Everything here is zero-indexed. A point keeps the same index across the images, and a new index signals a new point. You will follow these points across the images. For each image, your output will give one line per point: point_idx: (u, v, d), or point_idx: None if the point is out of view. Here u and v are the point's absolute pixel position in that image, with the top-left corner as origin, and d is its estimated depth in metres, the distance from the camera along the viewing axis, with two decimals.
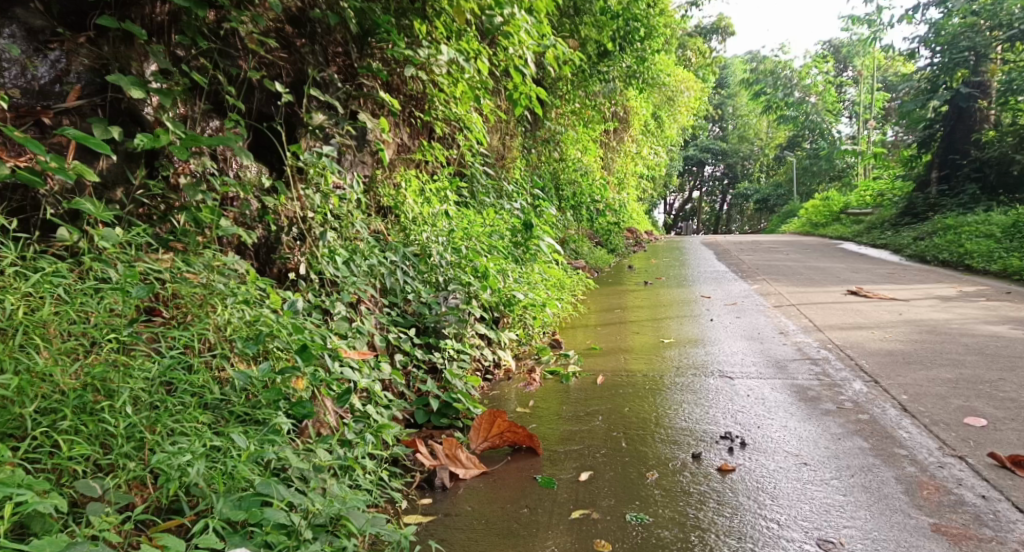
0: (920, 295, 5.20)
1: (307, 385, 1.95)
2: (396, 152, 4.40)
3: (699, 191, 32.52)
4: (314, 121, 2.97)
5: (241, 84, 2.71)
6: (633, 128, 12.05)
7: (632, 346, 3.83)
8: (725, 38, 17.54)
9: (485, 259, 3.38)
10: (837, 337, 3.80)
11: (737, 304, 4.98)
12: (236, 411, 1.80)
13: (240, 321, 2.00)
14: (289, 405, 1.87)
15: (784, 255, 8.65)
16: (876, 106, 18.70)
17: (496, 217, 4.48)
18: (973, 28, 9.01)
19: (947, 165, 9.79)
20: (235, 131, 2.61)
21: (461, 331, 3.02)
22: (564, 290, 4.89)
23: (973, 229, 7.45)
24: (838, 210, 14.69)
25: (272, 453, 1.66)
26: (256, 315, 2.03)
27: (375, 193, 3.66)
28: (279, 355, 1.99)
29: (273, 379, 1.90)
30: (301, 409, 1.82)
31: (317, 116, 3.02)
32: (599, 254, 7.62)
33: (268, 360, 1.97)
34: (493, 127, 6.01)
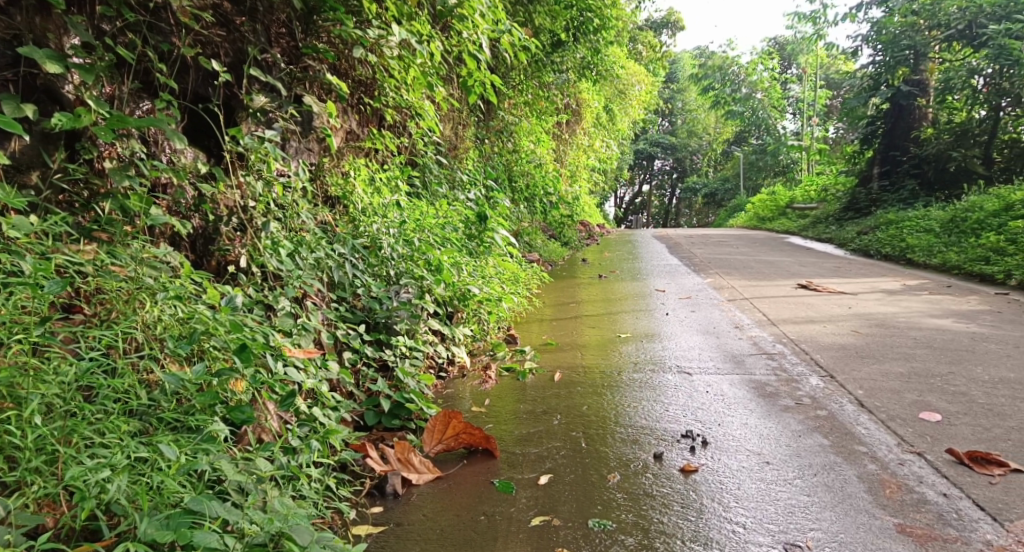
0: (867, 288, 5.29)
1: (247, 388, 1.79)
2: (345, 140, 4.23)
3: (648, 185, 32.90)
4: (256, 104, 2.79)
5: (173, 63, 2.52)
6: (586, 120, 12.03)
7: (588, 341, 3.76)
8: (675, 32, 17.71)
9: (438, 252, 3.26)
10: (791, 331, 3.81)
11: (691, 298, 4.98)
12: (166, 418, 1.64)
13: (172, 319, 1.83)
14: (226, 410, 1.72)
15: (735, 249, 8.75)
16: (819, 103, 19.18)
17: (449, 207, 4.34)
18: (913, 28, 9.27)
19: (888, 161, 10.08)
20: (167, 113, 2.42)
21: (413, 327, 2.88)
22: (519, 284, 4.79)
23: (914, 223, 7.66)
24: (784, 204, 15.01)
25: (205, 464, 1.51)
26: (190, 312, 1.86)
27: (322, 182, 3.49)
28: (215, 355, 1.82)
29: (208, 382, 1.74)
30: (238, 414, 1.67)
31: (259, 99, 2.83)
32: (553, 247, 7.56)
33: (203, 361, 1.81)
34: (445, 116, 5.86)
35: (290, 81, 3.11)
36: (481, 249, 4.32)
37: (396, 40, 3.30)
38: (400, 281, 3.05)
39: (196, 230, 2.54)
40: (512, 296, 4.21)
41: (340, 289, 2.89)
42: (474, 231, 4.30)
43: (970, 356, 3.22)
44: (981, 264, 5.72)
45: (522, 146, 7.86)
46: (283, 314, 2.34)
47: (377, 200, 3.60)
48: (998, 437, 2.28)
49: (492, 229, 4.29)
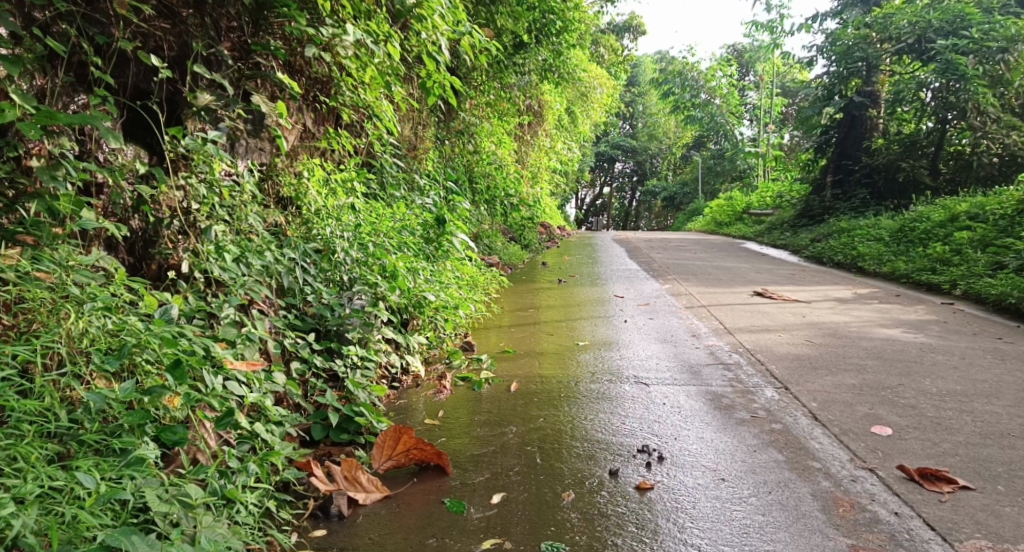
0: (820, 296, 5.38)
1: (182, 405, 1.66)
2: (299, 139, 4.12)
3: (609, 186, 33.19)
4: (200, 102, 2.68)
5: (111, 55, 2.38)
6: (548, 122, 12.03)
7: (546, 349, 3.71)
8: (636, 37, 17.86)
9: (393, 257, 3.17)
10: (747, 340, 3.83)
11: (649, 305, 4.98)
12: (88, 440, 1.52)
13: (99, 331, 1.70)
14: (157, 430, 1.61)
15: (693, 254, 8.84)
16: (775, 110, 19.53)
17: (406, 210, 4.22)
18: (866, 40, 9.49)
19: (841, 170, 10.31)
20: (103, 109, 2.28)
21: (365, 335, 2.79)
22: (477, 289, 4.71)
23: (865, 232, 7.84)
24: (741, 209, 15.26)
25: (128, 493, 1.40)
26: (121, 324, 1.74)
27: (274, 182, 3.39)
28: (148, 371, 1.70)
29: (139, 399, 1.62)
30: (171, 435, 1.56)
31: (204, 96, 2.71)
32: (513, 250, 7.51)
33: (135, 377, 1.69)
34: (405, 116, 5.76)
35: (238, 79, 2.98)
36: (439, 253, 4.22)
37: (354, 40, 3.21)
38: (353, 288, 2.96)
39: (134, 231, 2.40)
40: (470, 303, 4.13)
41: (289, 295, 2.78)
42: (431, 235, 4.20)
43: (919, 367, 3.27)
44: (929, 273, 5.87)
45: (483, 147, 7.80)
46: (227, 322, 2.22)
47: (330, 202, 3.46)
48: (946, 452, 2.31)
49: (450, 233, 4.18)
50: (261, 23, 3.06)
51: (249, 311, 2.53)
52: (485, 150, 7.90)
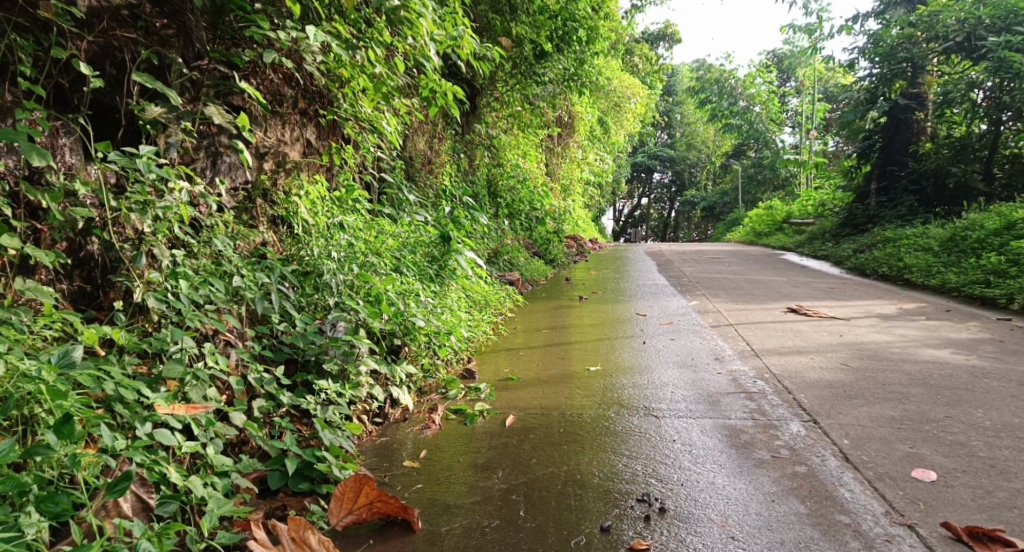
0: (861, 312, 4.97)
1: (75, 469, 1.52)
2: (301, 154, 4.00)
3: (647, 197, 32.66)
4: (146, 114, 2.48)
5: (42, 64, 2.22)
6: (579, 134, 11.78)
7: (553, 375, 3.44)
8: (671, 45, 17.52)
9: (379, 281, 2.97)
10: (775, 364, 3.48)
11: (672, 324, 4.66)
12: None
13: None
14: (41, 498, 1.47)
15: (727, 266, 8.45)
16: (818, 116, 18.84)
17: (408, 227, 4.12)
18: (910, 40, 9.02)
19: (886, 176, 9.78)
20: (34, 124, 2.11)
21: (345, 368, 2.57)
22: (486, 311, 4.49)
23: (912, 242, 7.34)
24: (782, 219, 14.70)
25: None
26: (14, 370, 1.57)
27: (269, 202, 3.34)
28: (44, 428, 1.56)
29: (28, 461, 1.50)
30: (50, 506, 1.45)
31: (151, 109, 2.50)
32: (536, 265, 7.27)
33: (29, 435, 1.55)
34: (416, 129, 5.60)
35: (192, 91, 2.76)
36: (438, 275, 4.01)
37: (332, 45, 3.03)
38: (332, 314, 2.74)
39: (86, 256, 2.23)
40: (472, 328, 3.88)
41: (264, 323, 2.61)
42: (435, 254, 4.07)
43: (970, 396, 2.89)
44: (982, 286, 5.40)
45: (505, 160, 7.59)
46: (172, 359, 2.02)
47: (321, 219, 3.37)
48: (1002, 503, 1.96)
49: (455, 251, 4.08)
50: (219, 25, 2.90)
51: (211, 339, 2.34)
52: (507, 162, 7.70)
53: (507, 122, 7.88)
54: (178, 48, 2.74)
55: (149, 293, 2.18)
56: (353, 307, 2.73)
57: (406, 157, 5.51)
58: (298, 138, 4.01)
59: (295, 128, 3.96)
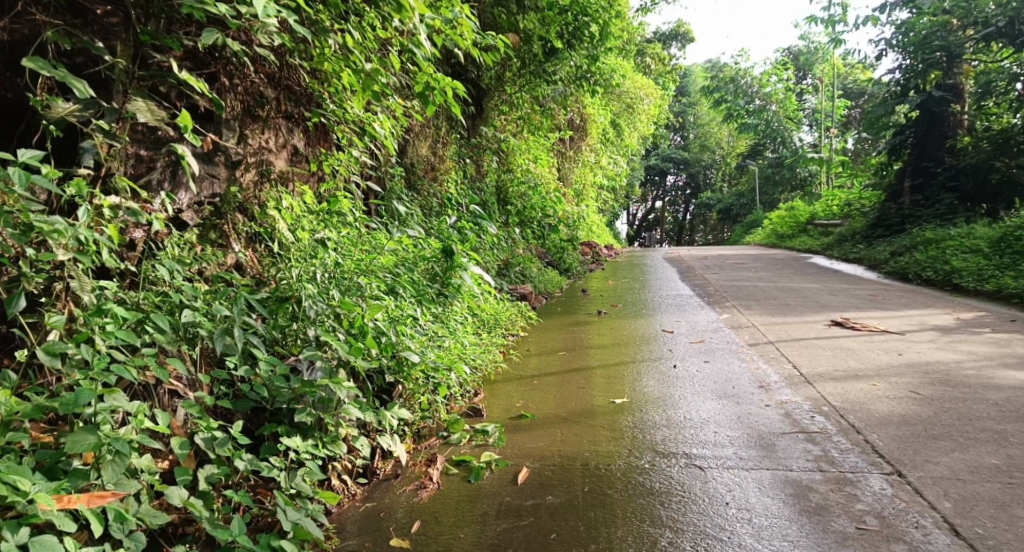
0: (915, 325, 4.47)
1: None
2: (286, 163, 3.61)
3: (662, 201, 32.12)
4: (52, 112, 2.08)
5: None
6: (591, 137, 11.33)
7: (573, 411, 2.97)
8: (685, 44, 17.05)
9: (363, 310, 2.49)
10: (833, 393, 2.99)
11: (704, 342, 4.18)
12: None
13: None
14: None
15: (753, 272, 7.94)
16: (837, 113, 18.24)
17: (408, 241, 3.69)
18: (945, 28, 8.51)
19: (921, 173, 9.23)
20: None
21: (323, 418, 2.13)
22: (493, 332, 4.06)
23: (957, 243, 6.80)
24: (805, 220, 14.12)
25: None
26: None
27: (235, 220, 2.93)
28: None
29: None
30: None
31: (60, 106, 2.10)
32: (550, 276, 6.80)
33: None
34: (417, 133, 5.19)
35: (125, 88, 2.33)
36: (439, 295, 3.57)
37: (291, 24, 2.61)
38: (307, 351, 2.28)
39: None
40: (478, 354, 3.44)
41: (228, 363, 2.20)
42: (437, 271, 3.64)
43: None
44: None
45: (515, 164, 7.15)
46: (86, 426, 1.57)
47: (302, 237, 2.97)
48: None
49: (459, 267, 3.65)
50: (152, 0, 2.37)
51: (154, 394, 1.91)
52: (517, 168, 7.26)
53: (517, 125, 7.43)
54: (91, 32, 2.29)
55: (46, 346, 1.66)
56: (330, 344, 2.27)
57: (407, 164, 5.09)
58: (284, 144, 3.60)
59: (280, 133, 3.56)
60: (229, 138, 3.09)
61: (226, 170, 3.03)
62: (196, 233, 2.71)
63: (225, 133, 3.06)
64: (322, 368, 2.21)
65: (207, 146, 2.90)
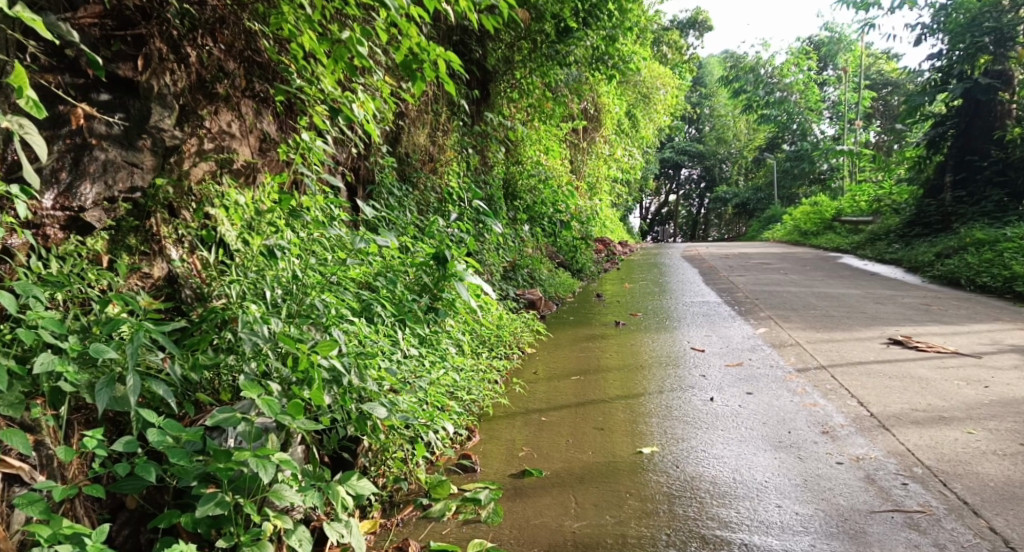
0: (989, 344, 3.82)
1: None
2: (252, 152, 3.10)
3: (675, 194, 31.33)
4: None
5: None
6: (606, 128, 10.66)
7: (589, 465, 2.37)
8: (703, 33, 16.34)
9: (309, 349, 1.85)
10: (923, 446, 2.37)
11: (742, 365, 3.54)
12: None
13: None
14: None
15: (783, 274, 7.28)
16: (863, 104, 17.43)
17: (391, 250, 3.08)
18: (995, 8, 7.83)
19: (964, 167, 8.51)
20: None
21: (242, 513, 1.54)
22: (493, 353, 3.45)
23: (1015, 245, 6.14)
24: (831, 216, 13.39)
25: None
26: None
27: (161, 220, 2.35)
28: None
29: None
30: None
31: None
32: (562, 279, 6.19)
33: None
34: (411, 119, 4.61)
35: None
36: (426, 311, 2.94)
37: None
38: (222, 411, 1.61)
39: None
40: (469, 385, 2.84)
41: (126, 423, 1.65)
42: (427, 283, 3.00)
43: None
44: None
45: (526, 156, 6.69)
46: None
47: (254, 242, 2.37)
48: None
49: (454, 277, 2.97)
50: None
51: None
52: (527, 159, 6.65)
53: (526, 113, 6.78)
54: None
55: None
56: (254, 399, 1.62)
57: (399, 154, 4.52)
58: (252, 129, 3.12)
59: (244, 117, 3.05)
60: (163, 117, 2.48)
61: (158, 159, 2.43)
62: (107, 239, 2.14)
63: (155, 111, 2.46)
64: (242, 432, 1.58)
65: (81, 121, 2.16)
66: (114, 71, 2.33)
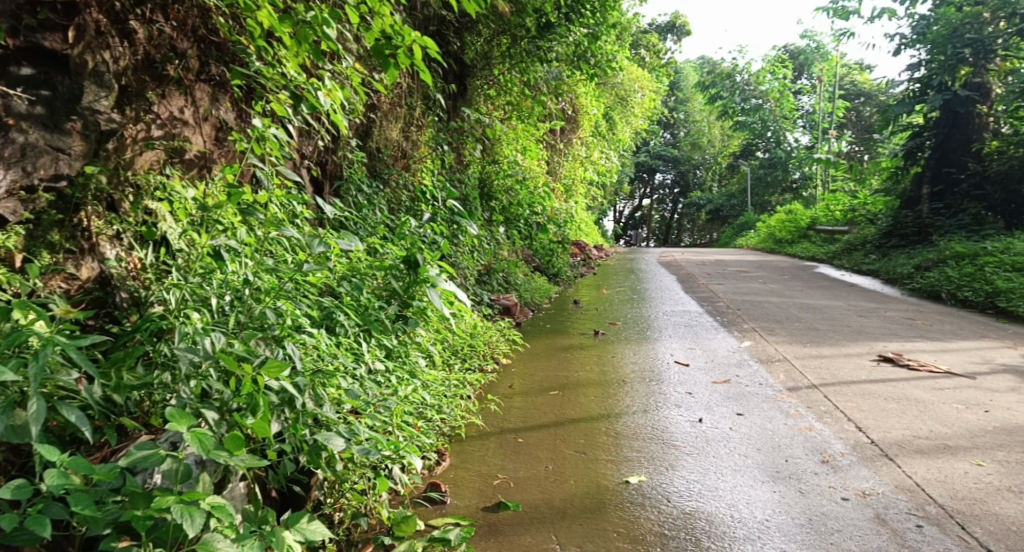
0: (980, 364, 3.69)
1: None
2: (205, 142, 2.81)
3: (649, 198, 31.36)
4: None
5: None
6: (583, 130, 10.49)
7: (571, 497, 2.15)
8: (681, 38, 16.29)
9: (253, 371, 1.59)
10: (932, 479, 2.19)
11: (730, 382, 3.35)
12: None
13: None
14: None
15: (761, 283, 7.16)
16: (836, 114, 17.55)
17: (358, 252, 2.82)
18: (977, 20, 7.75)
19: (941, 179, 8.49)
20: None
21: None
22: (465, 364, 3.21)
23: (995, 259, 6.08)
24: (804, 225, 13.39)
25: None
26: None
27: (93, 215, 2.08)
28: None
29: None
30: None
31: None
32: (538, 284, 5.97)
33: None
34: (384, 112, 4.36)
35: None
36: (394, 320, 2.69)
37: None
38: (142, 446, 1.33)
39: None
40: (439, 403, 2.59)
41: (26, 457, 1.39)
42: (396, 288, 2.75)
43: None
44: None
45: (502, 155, 6.37)
46: None
47: (201, 241, 2.11)
48: None
49: (426, 282, 2.72)
50: None
51: None
52: (504, 159, 6.41)
53: (504, 111, 6.54)
54: None
55: None
56: (182, 430, 1.33)
57: (369, 149, 4.27)
58: (207, 117, 2.84)
59: (197, 103, 2.77)
60: (99, 97, 2.21)
61: (91, 146, 2.15)
62: (23, 235, 1.89)
63: (89, 89, 2.18)
64: (168, 471, 1.31)
65: None
66: (38, 40, 2.03)
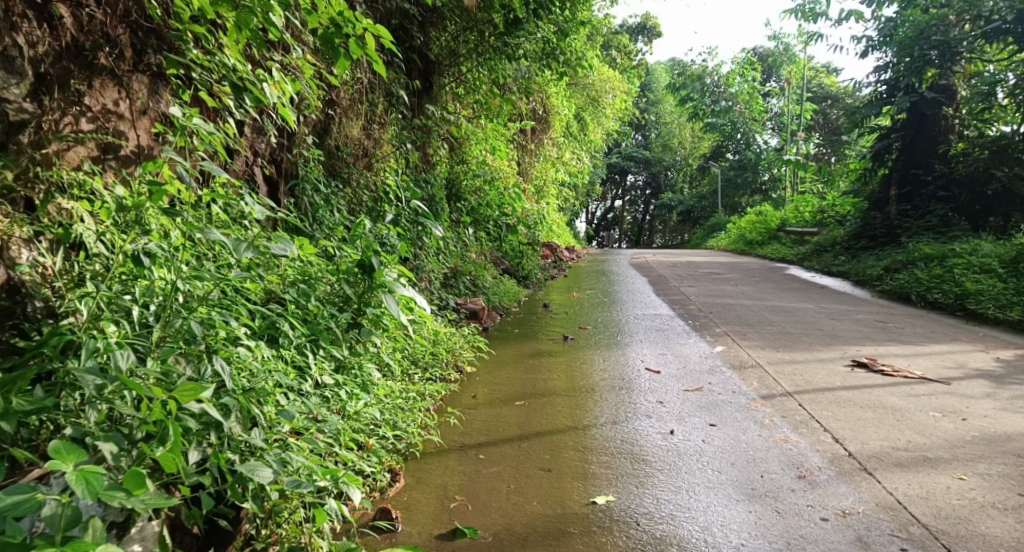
0: (954, 368, 3.62)
1: None
2: (141, 137, 2.60)
3: (621, 200, 31.41)
4: None
5: None
6: (554, 130, 10.36)
7: (534, 521, 1.99)
8: (652, 39, 16.29)
9: (173, 394, 1.40)
10: (914, 496, 2.08)
11: (702, 390, 3.22)
12: None
13: None
14: None
15: (733, 286, 7.09)
16: (805, 116, 17.69)
17: (308, 257, 2.63)
18: (942, 22, 7.73)
19: (908, 181, 8.53)
20: None
21: None
22: (425, 374, 3.04)
23: (964, 261, 6.08)
24: (775, 226, 13.43)
25: None
26: None
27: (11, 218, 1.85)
28: None
29: None
30: None
31: None
32: (507, 287, 5.81)
33: None
34: (344, 109, 4.17)
35: None
36: (346, 329, 2.50)
37: None
38: (18, 489, 1.15)
39: None
40: (393, 418, 2.41)
41: None
42: (349, 295, 2.56)
43: None
44: None
45: (470, 155, 6.18)
46: None
47: (123, 242, 1.90)
48: None
49: (382, 288, 2.54)
50: None
51: None
52: (472, 159, 6.24)
53: (471, 109, 6.36)
54: None
55: None
56: (67, 470, 1.14)
57: (327, 147, 4.07)
58: (145, 110, 2.64)
59: (134, 94, 2.57)
60: (10, 85, 2.06)
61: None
62: None
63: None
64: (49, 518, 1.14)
65: None
66: None
